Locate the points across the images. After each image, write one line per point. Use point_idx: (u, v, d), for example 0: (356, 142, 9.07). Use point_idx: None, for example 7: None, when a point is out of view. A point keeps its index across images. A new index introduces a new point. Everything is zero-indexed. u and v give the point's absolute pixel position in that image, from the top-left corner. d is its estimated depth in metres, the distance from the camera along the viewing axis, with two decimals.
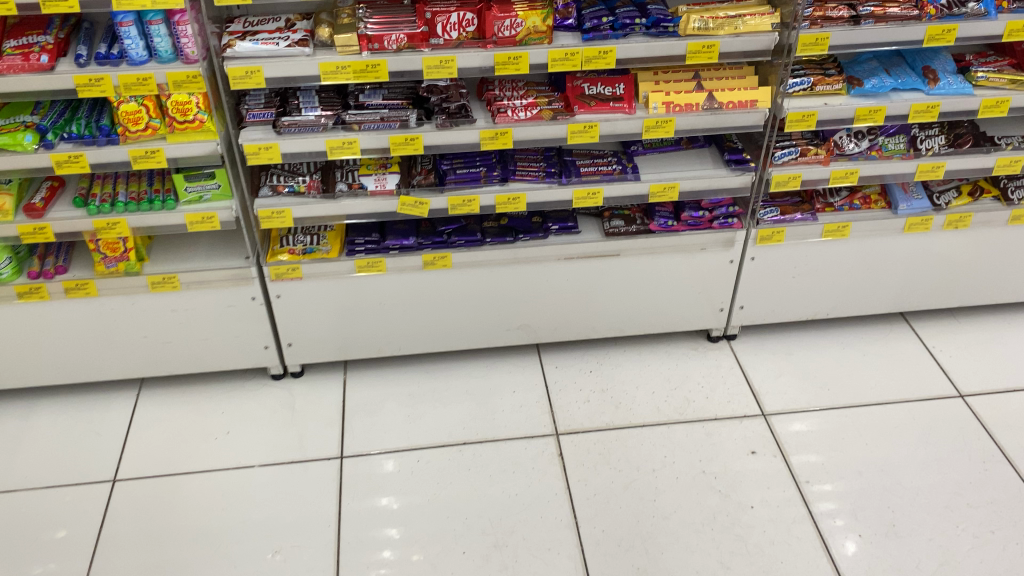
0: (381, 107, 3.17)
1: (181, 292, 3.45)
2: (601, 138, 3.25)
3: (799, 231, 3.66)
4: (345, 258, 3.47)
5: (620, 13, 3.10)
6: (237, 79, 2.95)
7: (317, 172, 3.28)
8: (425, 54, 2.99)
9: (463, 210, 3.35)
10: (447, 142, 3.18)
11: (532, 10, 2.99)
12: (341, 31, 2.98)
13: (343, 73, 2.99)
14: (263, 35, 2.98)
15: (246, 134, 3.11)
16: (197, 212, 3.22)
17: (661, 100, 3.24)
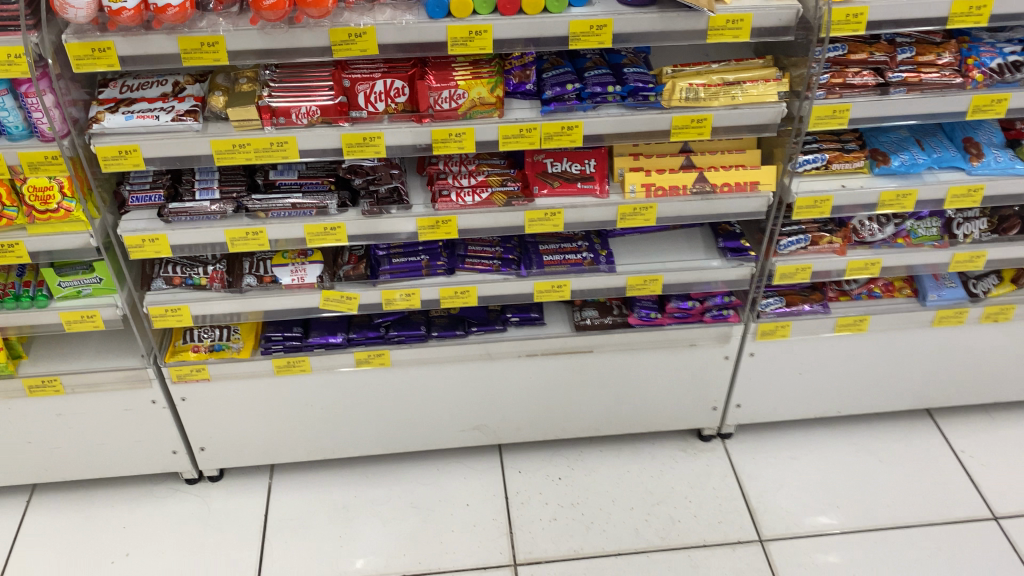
0: (296, 188, 2.58)
1: (66, 396, 2.91)
2: (566, 227, 2.66)
3: (807, 326, 3.07)
4: (260, 357, 2.91)
5: (590, 78, 2.50)
6: (110, 160, 2.38)
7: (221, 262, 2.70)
8: (345, 129, 2.40)
9: (401, 304, 2.77)
10: (376, 232, 2.59)
11: (477, 77, 2.40)
12: (239, 102, 2.38)
13: (243, 152, 2.41)
14: (143, 106, 2.39)
15: (128, 221, 2.53)
16: (74, 310, 2.66)
17: (640, 181, 2.64)
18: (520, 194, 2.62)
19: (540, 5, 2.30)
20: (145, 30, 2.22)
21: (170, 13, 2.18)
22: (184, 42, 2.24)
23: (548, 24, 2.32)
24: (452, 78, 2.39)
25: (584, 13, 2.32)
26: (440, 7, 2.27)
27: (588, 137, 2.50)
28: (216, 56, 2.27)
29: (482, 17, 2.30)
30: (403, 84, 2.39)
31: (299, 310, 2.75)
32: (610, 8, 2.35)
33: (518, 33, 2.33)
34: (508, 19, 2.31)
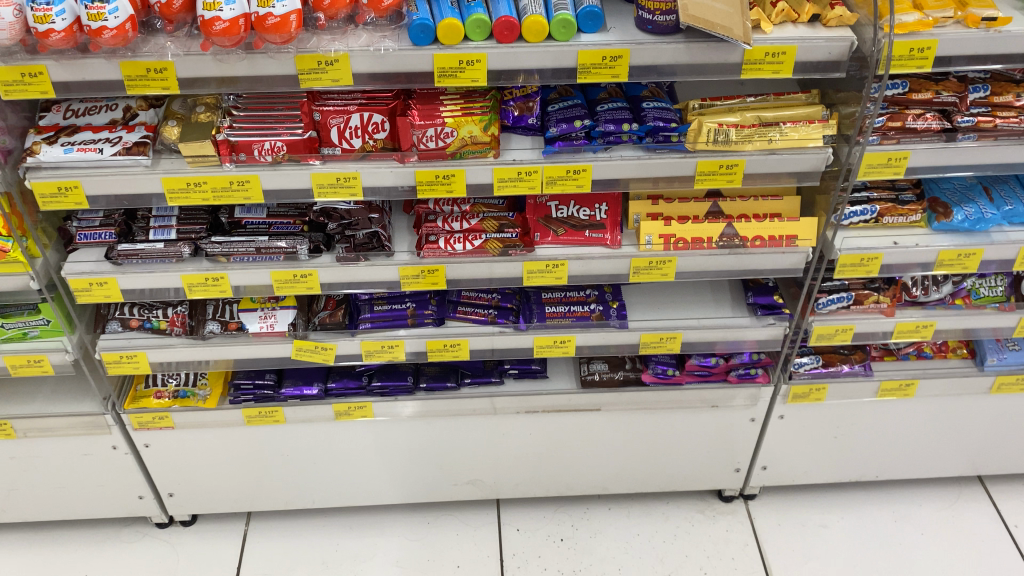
0: (264, 229, 2.25)
1: (18, 439, 2.65)
2: (570, 280, 2.32)
3: (845, 389, 2.71)
4: (228, 406, 2.62)
5: (603, 114, 2.15)
6: (47, 197, 2.09)
7: (182, 304, 2.41)
8: (315, 169, 2.08)
9: (382, 357, 2.47)
10: (352, 281, 2.28)
11: (468, 113, 2.05)
12: (194, 134, 2.07)
13: (199, 192, 2.11)
14: (87, 136, 2.10)
15: (74, 262, 2.25)
16: (17, 354, 2.39)
17: (657, 232, 2.28)
18: (519, 244, 2.27)
19: (544, 32, 1.94)
20: (81, 53, 1.90)
21: (106, 36, 1.84)
22: (126, 67, 1.93)
23: (554, 53, 1.98)
24: (438, 115, 2.04)
25: (596, 42, 1.96)
26: (425, 32, 1.92)
27: (598, 182, 2.16)
28: (165, 84, 1.96)
29: (475, 44, 1.96)
30: (383, 118, 2.06)
31: (269, 360, 2.47)
32: (628, 35, 1.98)
33: (518, 63, 1.99)
34: (506, 47, 1.96)
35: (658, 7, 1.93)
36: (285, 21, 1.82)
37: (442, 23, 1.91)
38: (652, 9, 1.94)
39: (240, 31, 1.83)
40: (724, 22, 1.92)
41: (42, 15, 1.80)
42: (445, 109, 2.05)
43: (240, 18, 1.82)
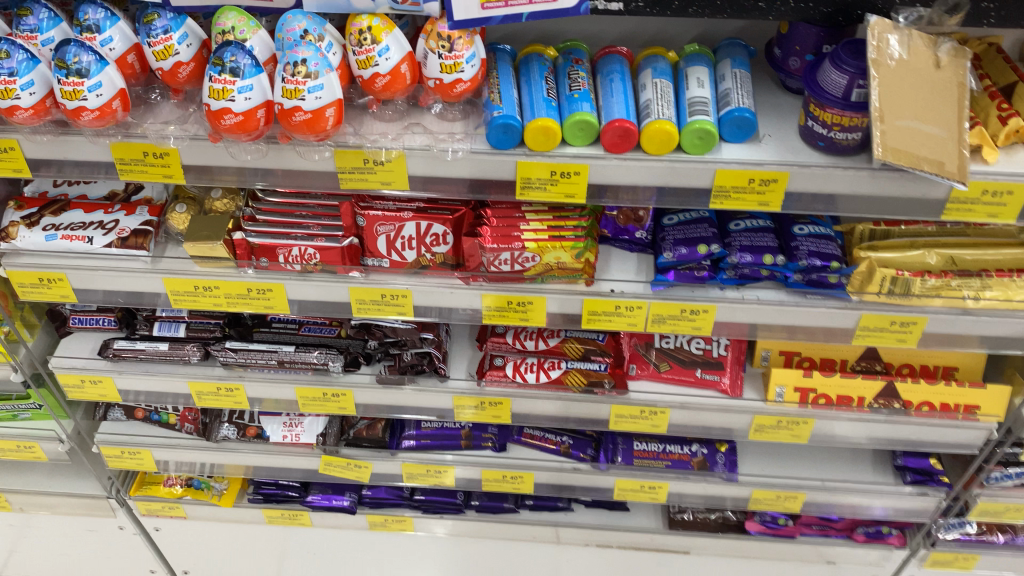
0: (291, 334, 1.80)
1: (14, 512, 2.33)
2: (670, 429, 1.81)
3: (1000, 562, 2.15)
4: (248, 505, 2.24)
5: (737, 238, 1.60)
6: (28, 287, 1.68)
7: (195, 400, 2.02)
8: (354, 282, 1.61)
9: (427, 480, 2.03)
10: (396, 404, 1.83)
11: (556, 235, 1.54)
12: (204, 228, 1.60)
13: (210, 296, 1.67)
14: (76, 217, 1.66)
15: (63, 352, 1.84)
16: (5, 439, 2.04)
17: (793, 383, 1.73)
18: (608, 383, 1.76)
19: (672, 143, 1.40)
20: (60, 128, 1.45)
21: (86, 118, 1.39)
22: (118, 149, 1.47)
23: (682, 170, 1.44)
24: (514, 236, 1.54)
25: (742, 160, 1.42)
26: (509, 132, 1.41)
27: (722, 326, 1.63)
28: (167, 173, 1.51)
29: (575, 150, 1.44)
30: (445, 230, 1.58)
31: (294, 469, 2.06)
32: (788, 151, 1.43)
33: (632, 178, 1.46)
34: (617, 157, 1.43)
35: (836, 122, 1.36)
36: (318, 117, 1.33)
37: (531, 123, 1.40)
38: (829, 124, 1.37)
39: (258, 125, 1.35)
40: (933, 152, 1.32)
41: (4, 89, 1.35)
42: (527, 225, 1.55)
43: (258, 108, 1.34)
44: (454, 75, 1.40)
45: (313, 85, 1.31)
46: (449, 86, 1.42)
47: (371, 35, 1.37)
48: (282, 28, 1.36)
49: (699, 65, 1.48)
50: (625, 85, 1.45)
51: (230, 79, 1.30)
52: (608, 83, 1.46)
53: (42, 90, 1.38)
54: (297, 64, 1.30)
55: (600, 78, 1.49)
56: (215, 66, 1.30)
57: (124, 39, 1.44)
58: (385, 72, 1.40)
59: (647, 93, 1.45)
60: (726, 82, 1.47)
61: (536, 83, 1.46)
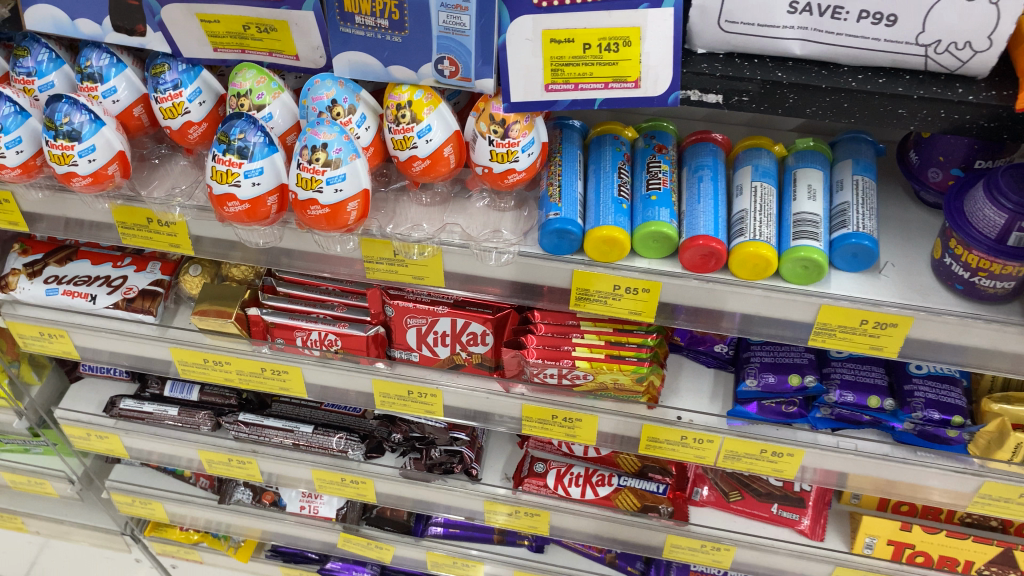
0: (311, 412, 1.61)
1: (31, 534, 2.23)
2: (733, 565, 1.55)
3: None
4: (266, 560, 2.09)
5: (837, 370, 1.33)
6: (29, 339, 1.52)
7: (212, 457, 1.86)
8: (379, 374, 1.39)
9: (455, 571, 1.83)
10: (422, 499, 1.62)
11: (615, 354, 1.27)
12: (218, 298, 1.40)
13: (222, 371, 1.47)
14: (82, 269, 1.49)
15: (70, 402, 1.69)
16: (17, 472, 1.93)
17: (886, 535, 1.45)
18: (665, 507, 1.49)
19: (768, 270, 1.12)
20: (56, 187, 1.27)
21: (77, 184, 1.19)
22: (118, 213, 1.28)
23: (778, 301, 1.17)
24: (565, 350, 1.28)
25: (856, 298, 1.13)
26: (566, 239, 1.15)
27: (806, 472, 1.35)
28: (173, 242, 1.30)
29: (647, 264, 1.17)
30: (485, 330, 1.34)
31: (310, 539, 1.91)
32: (914, 291, 1.14)
33: (713, 301, 1.20)
34: (697, 278, 1.16)
35: (981, 266, 1.07)
36: (338, 212, 1.11)
37: (594, 232, 1.14)
38: (972, 267, 1.08)
39: (269, 212, 1.14)
40: None
41: None
42: (581, 338, 1.29)
43: (269, 195, 1.13)
44: (506, 164, 1.16)
45: (334, 175, 1.09)
46: (499, 176, 1.18)
47: (412, 112, 1.14)
48: (308, 94, 1.15)
49: (812, 167, 1.20)
50: (716, 187, 1.17)
51: (237, 161, 1.08)
52: (695, 183, 1.18)
53: (31, 147, 1.20)
54: (316, 149, 1.08)
55: (686, 172, 1.21)
56: (221, 143, 1.09)
57: (130, 89, 1.24)
58: (424, 155, 1.17)
59: (742, 201, 1.17)
60: (844, 192, 1.17)
61: (607, 175, 1.19)
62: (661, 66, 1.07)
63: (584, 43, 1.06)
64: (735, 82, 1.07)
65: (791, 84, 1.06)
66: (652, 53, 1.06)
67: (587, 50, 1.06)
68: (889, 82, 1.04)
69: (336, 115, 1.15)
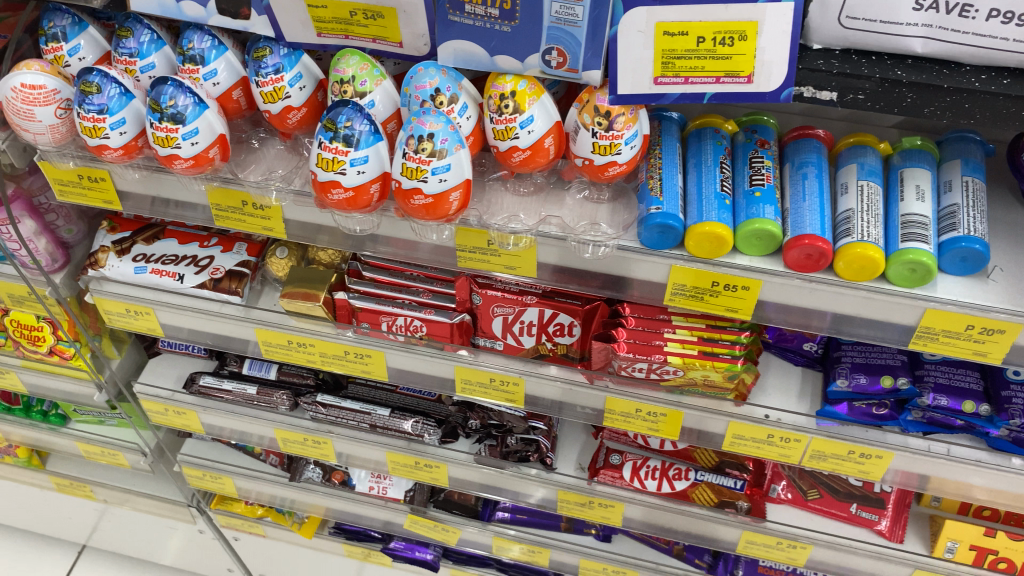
0: (387, 395, 1.62)
1: (99, 501, 2.29)
2: (807, 563, 1.54)
3: None
4: (329, 535, 2.12)
5: (931, 373, 1.31)
6: (115, 315, 1.54)
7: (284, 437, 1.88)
8: (461, 361, 1.39)
9: (520, 556, 1.84)
10: (495, 485, 1.62)
11: (707, 351, 1.27)
12: (305, 281, 1.42)
13: (304, 353, 1.49)
14: (169, 248, 1.51)
15: (149, 376, 1.72)
16: (90, 443, 1.97)
17: (969, 540, 1.42)
18: (743, 503, 1.49)
19: (875, 271, 1.10)
20: (153, 168, 1.28)
21: (178, 166, 1.20)
22: (213, 194, 1.29)
23: (880, 303, 1.15)
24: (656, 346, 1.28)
25: (964, 302, 1.11)
26: (668, 234, 1.14)
27: (892, 474, 1.34)
28: (266, 225, 1.31)
29: (748, 262, 1.16)
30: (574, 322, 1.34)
31: (375, 517, 1.93)
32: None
33: (813, 301, 1.18)
34: (800, 277, 1.14)
35: None
36: (440, 202, 1.10)
37: (697, 228, 1.12)
38: None
39: (371, 200, 1.14)
40: None
41: (92, 127, 1.18)
42: (672, 334, 1.29)
43: (372, 183, 1.12)
44: (608, 157, 1.15)
45: (438, 165, 1.08)
46: (600, 168, 1.17)
47: (515, 102, 1.13)
48: (410, 82, 1.16)
49: (919, 167, 1.17)
50: (821, 185, 1.15)
51: (343, 149, 1.09)
52: (799, 180, 1.16)
53: (134, 129, 1.21)
54: (422, 139, 1.08)
55: (789, 168, 1.19)
56: (327, 131, 1.09)
57: (230, 72, 1.24)
58: (525, 146, 1.16)
59: (848, 200, 1.15)
60: (954, 194, 1.14)
61: (709, 170, 1.17)
62: (776, 62, 1.04)
63: (698, 36, 1.03)
64: (853, 80, 1.05)
65: (911, 83, 1.04)
66: (768, 48, 1.03)
67: (700, 44, 1.04)
68: (1014, 83, 1.01)
69: (439, 104, 1.15)
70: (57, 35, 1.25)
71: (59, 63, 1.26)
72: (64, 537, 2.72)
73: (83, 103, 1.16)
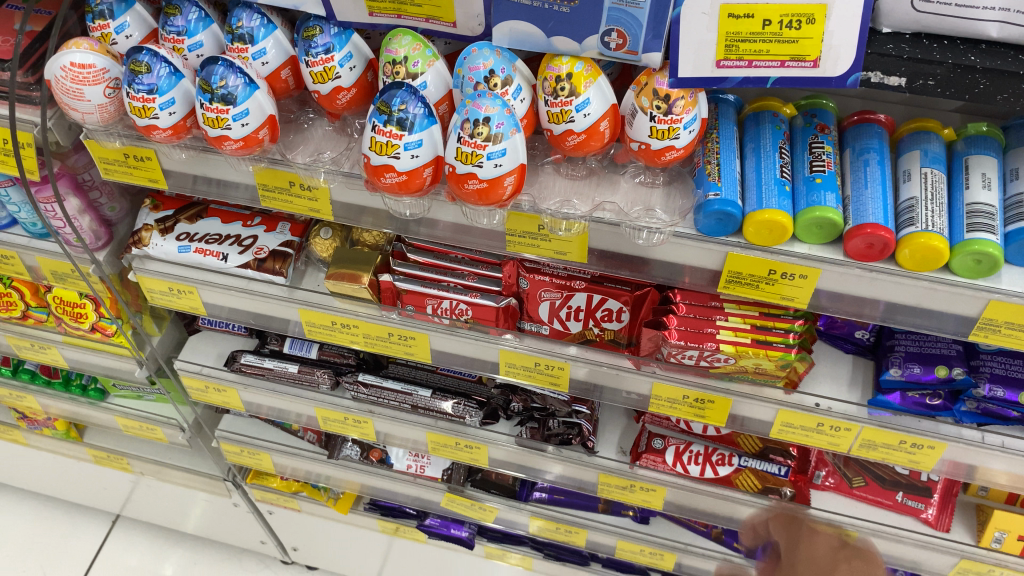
0: (427, 375, 1.62)
1: (136, 474, 2.31)
2: None
3: None
4: (364, 511, 2.14)
5: (987, 364, 1.28)
6: (158, 294, 1.54)
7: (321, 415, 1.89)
8: (506, 345, 1.38)
9: (557, 535, 1.85)
10: (535, 466, 1.62)
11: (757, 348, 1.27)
12: (350, 262, 1.40)
13: (348, 333, 1.48)
14: (213, 227, 1.50)
15: (190, 353, 1.73)
16: (129, 418, 1.98)
17: (1018, 531, 1.40)
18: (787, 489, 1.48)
19: (939, 262, 1.08)
20: (200, 148, 1.27)
21: (228, 147, 1.19)
22: (261, 175, 1.28)
23: (942, 293, 1.12)
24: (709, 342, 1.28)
25: None
26: (725, 221, 1.12)
27: (943, 465, 1.32)
28: (313, 207, 1.30)
29: (806, 250, 1.13)
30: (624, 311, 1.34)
31: (410, 495, 1.94)
32: None
33: (871, 291, 1.16)
34: (860, 267, 1.12)
35: None
36: (495, 187, 1.09)
37: (756, 216, 1.10)
38: None
39: (423, 184, 1.12)
40: None
41: (142, 107, 1.17)
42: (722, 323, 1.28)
43: (425, 167, 1.11)
44: (666, 142, 1.13)
45: (494, 150, 1.06)
46: (657, 153, 1.15)
47: (571, 85, 1.11)
48: (464, 63, 1.14)
49: (985, 154, 1.14)
50: (884, 172, 1.12)
51: (397, 132, 1.07)
52: (860, 167, 1.13)
53: (183, 109, 1.19)
54: (478, 123, 1.06)
55: (850, 154, 1.16)
56: (381, 113, 1.07)
57: (278, 50, 1.22)
58: (580, 129, 1.14)
59: (912, 188, 1.11)
60: (1021, 183, 1.11)
61: (768, 155, 1.15)
62: (844, 45, 1.01)
63: (764, 19, 1.00)
64: (923, 65, 1.02)
65: (985, 69, 1.00)
66: (837, 32, 1.00)
67: (766, 27, 1.01)
68: None
69: (492, 86, 1.12)
70: (104, 13, 1.23)
71: (105, 41, 1.25)
72: (99, 507, 2.76)
73: (133, 83, 1.15)
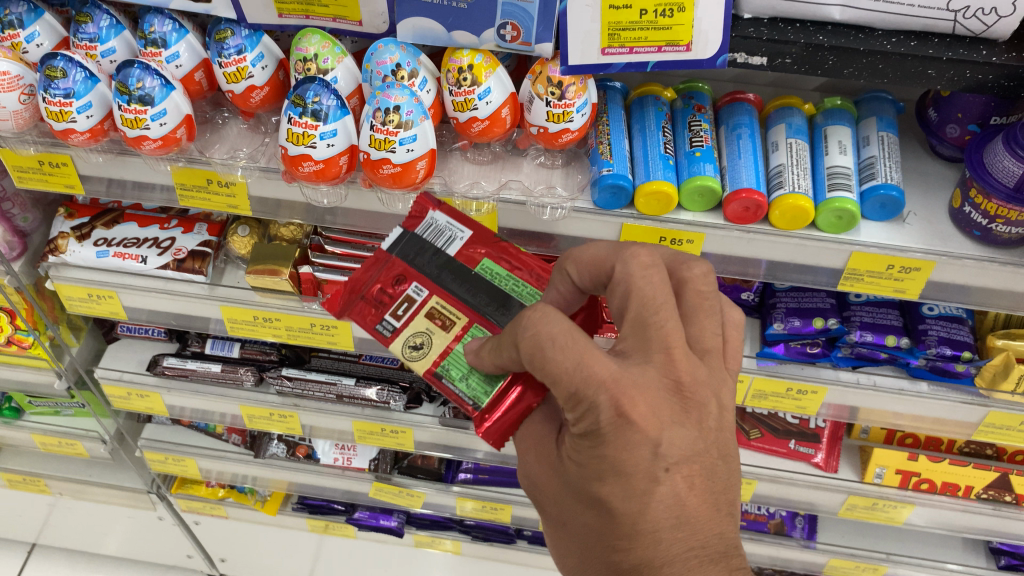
0: (350, 365, 1.69)
1: (54, 495, 2.28)
2: (752, 496, 1.72)
3: None
4: (293, 511, 2.18)
5: (857, 313, 1.45)
6: (75, 301, 1.56)
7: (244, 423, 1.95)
8: None
9: (483, 514, 1.94)
10: (461, 445, 1.72)
11: (477, 295, 1.11)
12: (269, 258, 1.45)
13: (269, 326, 1.53)
14: (130, 231, 1.54)
15: (110, 361, 1.75)
16: (46, 435, 1.97)
17: (895, 465, 1.59)
18: None
19: (807, 220, 1.21)
20: (117, 150, 1.30)
21: (147, 147, 1.24)
22: (179, 174, 1.32)
23: (812, 248, 1.27)
24: (421, 273, 1.13)
25: (885, 245, 1.24)
26: (619, 194, 1.23)
27: (826, 408, 1.48)
28: (232, 203, 1.35)
29: (691, 217, 1.26)
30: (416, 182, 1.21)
31: (338, 489, 1.99)
32: (935, 237, 1.25)
33: (751, 251, 1.30)
34: (740, 229, 1.25)
35: (998, 213, 1.17)
36: (408, 171, 1.18)
37: (645, 187, 1.21)
38: (990, 214, 1.18)
39: (340, 172, 1.20)
40: None
41: (59, 111, 1.20)
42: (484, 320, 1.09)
43: (341, 155, 1.19)
44: (562, 124, 1.24)
45: (406, 136, 1.15)
46: (554, 135, 1.26)
47: (472, 75, 1.20)
48: (371, 59, 1.22)
49: (840, 125, 1.29)
50: (755, 144, 1.25)
51: (312, 123, 1.14)
52: (734, 140, 1.26)
53: (100, 112, 1.23)
54: (389, 112, 1.15)
55: (724, 130, 1.30)
56: (296, 106, 1.15)
57: (191, 54, 1.28)
58: (484, 116, 1.23)
59: (779, 156, 1.25)
60: (871, 147, 1.26)
61: (653, 133, 1.27)
62: (712, 31, 1.13)
63: (640, 9, 1.11)
64: (781, 46, 1.15)
65: (832, 47, 1.14)
66: (705, 18, 1.12)
67: (643, 15, 1.12)
68: (920, 44, 1.13)
69: (400, 79, 1.21)
70: (13, 23, 1.26)
71: (16, 51, 1.28)
72: (12, 540, 2.68)
73: (49, 88, 1.18)
